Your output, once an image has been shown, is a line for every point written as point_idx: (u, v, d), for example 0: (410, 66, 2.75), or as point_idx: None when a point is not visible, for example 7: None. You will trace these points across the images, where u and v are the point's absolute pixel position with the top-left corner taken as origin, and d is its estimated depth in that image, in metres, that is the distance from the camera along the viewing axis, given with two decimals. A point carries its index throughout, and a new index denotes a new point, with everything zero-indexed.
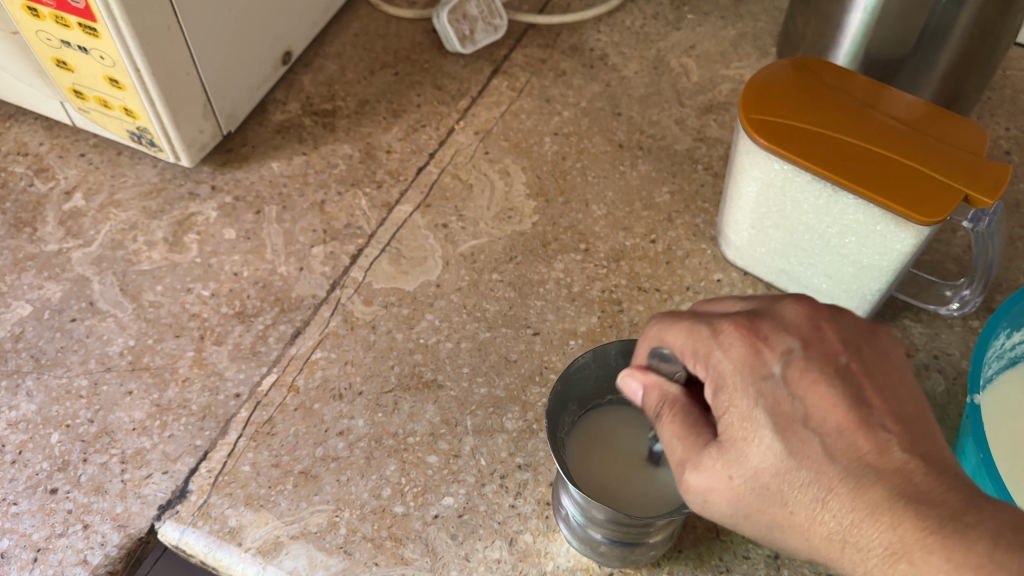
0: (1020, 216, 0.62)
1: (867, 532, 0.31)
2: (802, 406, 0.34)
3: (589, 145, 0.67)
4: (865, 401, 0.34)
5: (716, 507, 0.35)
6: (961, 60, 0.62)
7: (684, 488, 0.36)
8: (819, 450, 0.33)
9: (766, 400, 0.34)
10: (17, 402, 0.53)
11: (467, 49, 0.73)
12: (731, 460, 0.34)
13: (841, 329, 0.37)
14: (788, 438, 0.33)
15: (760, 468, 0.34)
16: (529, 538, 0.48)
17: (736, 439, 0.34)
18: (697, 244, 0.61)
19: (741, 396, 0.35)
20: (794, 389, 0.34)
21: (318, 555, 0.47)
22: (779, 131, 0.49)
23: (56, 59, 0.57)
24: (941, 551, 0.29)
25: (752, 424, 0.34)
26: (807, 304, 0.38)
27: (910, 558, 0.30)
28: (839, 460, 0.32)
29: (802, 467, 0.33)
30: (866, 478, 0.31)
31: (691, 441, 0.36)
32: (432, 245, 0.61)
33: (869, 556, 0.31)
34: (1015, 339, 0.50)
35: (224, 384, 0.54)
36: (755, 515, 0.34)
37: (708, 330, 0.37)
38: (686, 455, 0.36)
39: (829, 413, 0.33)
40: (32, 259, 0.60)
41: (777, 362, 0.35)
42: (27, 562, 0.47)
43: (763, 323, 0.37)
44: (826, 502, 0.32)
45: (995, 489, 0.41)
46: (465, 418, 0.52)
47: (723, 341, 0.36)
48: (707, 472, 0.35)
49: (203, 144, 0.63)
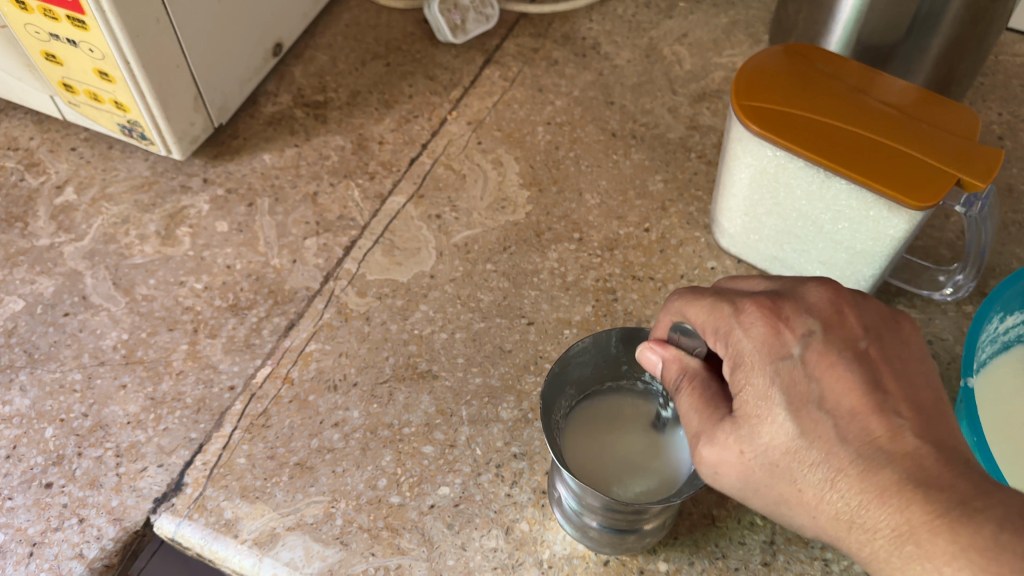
0: (1012, 201, 0.62)
1: (874, 513, 0.31)
2: (818, 388, 0.34)
3: (582, 134, 0.67)
4: (881, 385, 0.34)
5: (726, 481, 0.36)
6: (953, 45, 0.62)
7: (696, 460, 0.37)
8: (832, 431, 0.33)
9: (782, 381, 0.34)
10: (11, 396, 0.52)
11: (459, 39, 0.73)
12: (743, 437, 0.35)
13: (864, 314, 0.37)
14: (802, 418, 0.34)
15: (771, 446, 0.34)
16: (525, 526, 0.48)
17: (750, 417, 0.35)
18: (691, 233, 0.61)
19: (757, 375, 0.35)
20: (811, 370, 0.34)
21: (314, 545, 0.47)
22: (772, 118, 0.49)
23: (45, 52, 0.56)
24: (946, 534, 0.29)
25: (767, 403, 0.34)
26: (832, 287, 0.37)
27: (917, 539, 0.30)
28: (851, 442, 0.33)
29: (813, 446, 0.33)
30: (876, 461, 0.32)
31: (707, 415, 0.37)
32: (425, 236, 0.61)
33: (875, 537, 0.31)
34: (1009, 322, 0.50)
35: (218, 376, 0.54)
36: (764, 490, 0.35)
37: (730, 308, 0.37)
38: (701, 428, 0.37)
39: (845, 396, 0.33)
40: (24, 254, 0.59)
41: (796, 344, 0.35)
42: (23, 557, 0.47)
43: (785, 304, 0.37)
44: (835, 482, 0.32)
45: (989, 472, 0.41)
46: (460, 408, 0.52)
47: (743, 320, 0.37)
48: (719, 446, 0.35)
49: (194, 138, 0.63)
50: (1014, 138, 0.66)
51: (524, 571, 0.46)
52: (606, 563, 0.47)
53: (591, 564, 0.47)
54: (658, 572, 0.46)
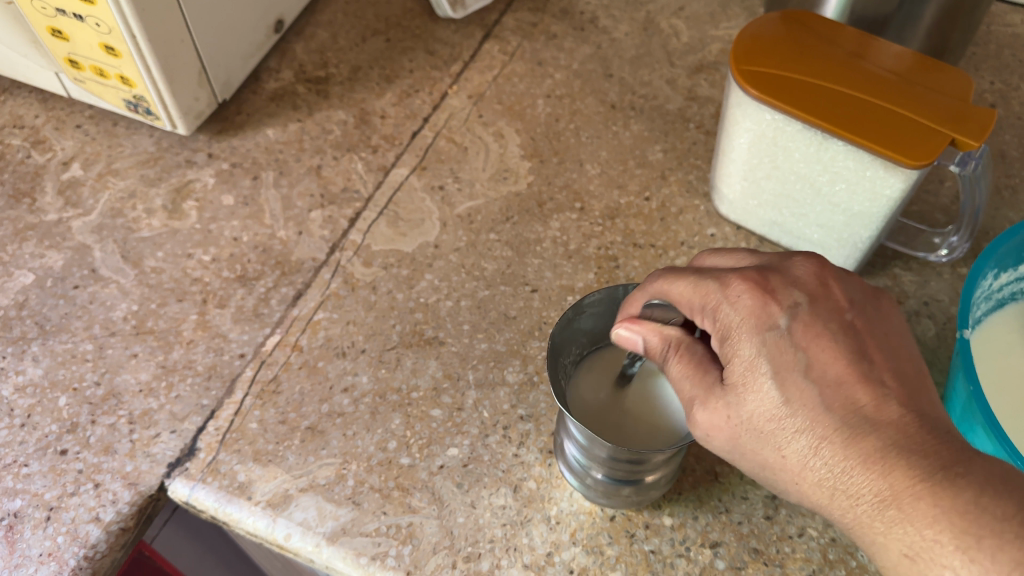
0: (1005, 167, 0.63)
1: (858, 479, 0.33)
2: (805, 356, 0.35)
3: (582, 107, 0.68)
4: (865, 355, 0.36)
5: (716, 444, 0.37)
6: (946, 13, 0.63)
7: (689, 424, 0.38)
8: (817, 399, 0.34)
9: (769, 350, 0.36)
10: (23, 366, 0.53)
11: (458, 14, 0.73)
12: (731, 404, 0.36)
13: (847, 288, 0.39)
14: (787, 386, 0.35)
15: (756, 413, 0.35)
16: (533, 484, 0.49)
17: (737, 385, 0.36)
18: (690, 201, 0.62)
19: (745, 344, 0.36)
20: (798, 341, 0.36)
21: (327, 506, 0.48)
22: (771, 82, 0.50)
23: (51, 28, 0.57)
24: (929, 497, 0.31)
25: (755, 372, 0.36)
26: (816, 262, 0.40)
27: (899, 504, 0.31)
28: (836, 411, 0.34)
29: (798, 414, 0.34)
30: (861, 429, 0.33)
31: (701, 377, 0.38)
32: (429, 207, 0.62)
33: (858, 503, 0.33)
34: (1002, 280, 0.51)
35: (228, 345, 0.55)
36: (749, 454, 0.36)
37: (716, 283, 0.39)
38: (695, 392, 0.38)
39: (830, 364, 0.35)
40: (32, 229, 0.60)
41: (782, 316, 0.36)
42: (40, 521, 0.47)
43: (772, 277, 0.38)
44: (819, 449, 0.34)
45: (986, 420, 0.42)
46: (467, 372, 0.53)
47: (731, 293, 0.38)
48: (711, 410, 0.37)
49: (198, 113, 0.64)
50: (1006, 106, 0.67)
51: (532, 527, 0.47)
52: (612, 518, 0.48)
53: (597, 519, 0.48)
54: (663, 526, 0.47)
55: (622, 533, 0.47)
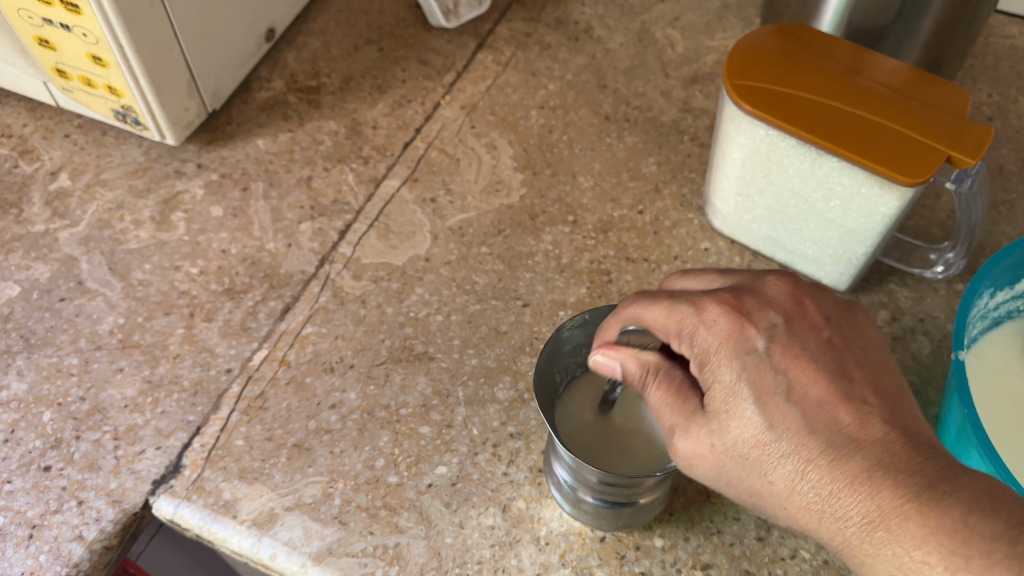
0: (1002, 181, 0.63)
1: (845, 501, 0.32)
2: (785, 379, 0.35)
3: (575, 118, 0.67)
4: (844, 373, 0.35)
5: (696, 477, 0.37)
6: (943, 26, 0.62)
7: (671, 454, 0.37)
8: (799, 422, 0.34)
9: (750, 374, 0.35)
10: (8, 380, 0.53)
11: (451, 23, 0.73)
12: (714, 430, 0.35)
13: (822, 305, 0.38)
14: (769, 410, 0.34)
15: (740, 439, 0.35)
16: (522, 504, 0.48)
17: (719, 412, 0.35)
18: (684, 215, 0.61)
19: (725, 370, 0.35)
20: (777, 363, 0.35)
21: (313, 525, 0.47)
22: (765, 98, 0.49)
23: (38, 37, 0.56)
24: (917, 518, 0.30)
25: (736, 398, 0.35)
26: (789, 280, 0.39)
27: (888, 525, 0.31)
28: (819, 432, 0.33)
29: (782, 439, 0.34)
30: (845, 449, 0.33)
31: (680, 406, 0.36)
32: (420, 220, 0.61)
33: (848, 524, 0.32)
34: (998, 299, 0.51)
35: (215, 359, 0.54)
36: (734, 483, 0.36)
37: (690, 308, 0.37)
38: (675, 422, 0.37)
39: (810, 386, 0.34)
40: (19, 240, 0.59)
41: (760, 338, 0.36)
42: (23, 539, 0.47)
43: (746, 299, 0.37)
44: (805, 473, 0.33)
45: (980, 444, 0.41)
46: (457, 389, 0.53)
47: (706, 317, 0.37)
48: (694, 438, 0.36)
49: (188, 123, 0.63)
50: (1003, 119, 0.67)
51: (521, 548, 0.47)
52: (603, 539, 0.47)
53: (587, 541, 0.47)
54: (654, 548, 0.47)
55: (613, 555, 0.46)
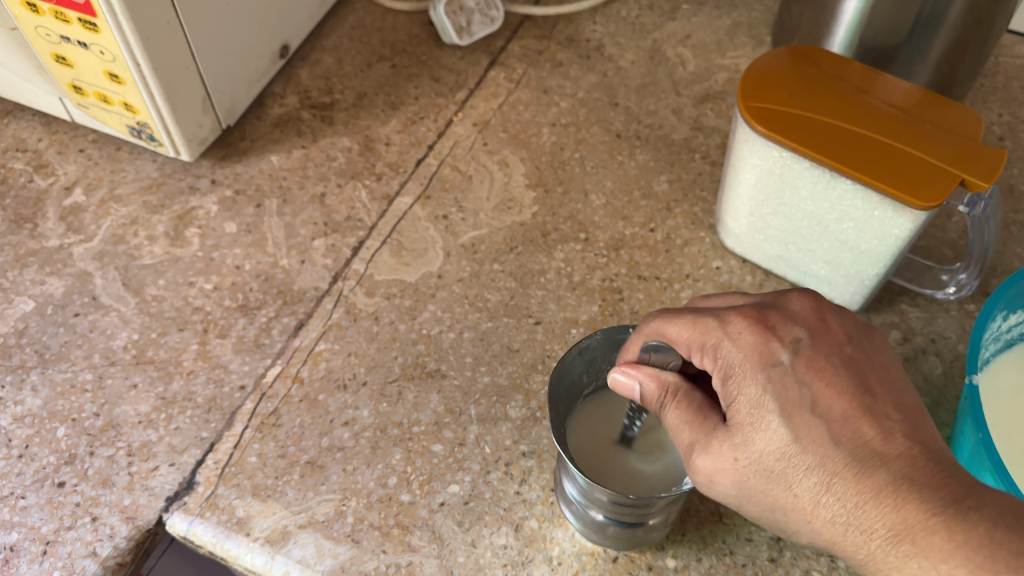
0: (1013, 202, 0.63)
1: (870, 514, 0.32)
2: (810, 393, 0.35)
3: (587, 136, 0.68)
4: (868, 389, 0.35)
5: (720, 490, 0.36)
6: (954, 47, 0.62)
7: (690, 471, 0.37)
8: (824, 435, 0.34)
9: (774, 386, 0.35)
10: (22, 396, 0.53)
11: (464, 41, 0.73)
12: (738, 444, 0.35)
13: (844, 322, 0.38)
14: (795, 422, 0.34)
15: (766, 452, 0.35)
16: (534, 524, 0.48)
17: (743, 425, 0.35)
18: (695, 233, 0.62)
19: (750, 382, 0.36)
20: (802, 377, 0.35)
21: (326, 543, 0.47)
22: (779, 120, 0.49)
23: (56, 54, 0.57)
24: (943, 532, 0.31)
25: (762, 410, 0.35)
26: (812, 297, 0.39)
27: (913, 538, 0.31)
28: (845, 446, 0.34)
29: (808, 451, 0.34)
30: (870, 463, 0.33)
31: (698, 424, 0.37)
32: (433, 237, 0.61)
33: (872, 537, 0.32)
34: (1011, 321, 0.51)
35: (229, 376, 0.54)
36: (758, 497, 0.36)
37: (715, 321, 0.38)
38: (694, 438, 0.37)
39: (835, 400, 0.35)
40: (33, 255, 0.60)
41: (785, 351, 0.36)
42: (37, 555, 0.47)
43: (771, 313, 0.38)
44: (830, 486, 0.33)
45: (994, 468, 0.41)
46: (469, 407, 0.53)
47: (731, 331, 0.37)
48: (715, 454, 0.36)
49: (202, 139, 0.64)
50: (1014, 139, 0.67)
51: (534, 568, 0.47)
52: (615, 559, 0.47)
53: (600, 561, 0.47)
54: (666, 568, 0.47)
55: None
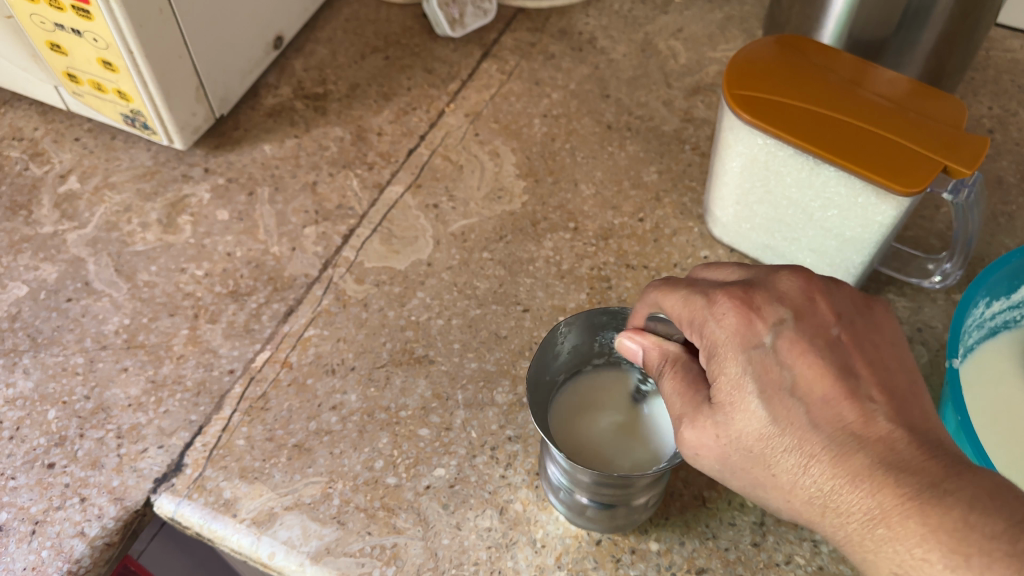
0: (1002, 193, 0.63)
1: (846, 497, 0.32)
2: (791, 375, 0.35)
3: (578, 126, 0.68)
4: (852, 371, 0.35)
5: (706, 463, 0.37)
6: (943, 39, 0.63)
7: (678, 444, 0.38)
8: (804, 417, 0.34)
9: (754, 369, 0.35)
10: (14, 379, 0.53)
11: (457, 32, 0.74)
12: (719, 423, 0.35)
13: (836, 302, 0.37)
14: (773, 404, 0.34)
15: (745, 432, 0.35)
16: (519, 506, 0.48)
17: (725, 404, 0.36)
18: (684, 223, 0.62)
19: (731, 363, 0.36)
20: (783, 358, 0.35)
21: (312, 525, 0.48)
22: (763, 108, 0.50)
23: (50, 42, 0.58)
24: (917, 516, 0.30)
25: (740, 391, 0.35)
26: (803, 275, 0.38)
27: (888, 522, 0.31)
28: (823, 428, 0.33)
29: (787, 432, 0.34)
30: (848, 446, 0.33)
31: (690, 396, 0.37)
32: (423, 225, 0.62)
33: (848, 520, 0.32)
34: (994, 308, 0.51)
35: (218, 360, 0.55)
36: (741, 474, 0.36)
37: (703, 299, 0.38)
38: (684, 412, 0.37)
39: (817, 382, 0.34)
40: (27, 242, 0.60)
41: (768, 333, 0.36)
42: (25, 535, 0.47)
43: (757, 294, 0.37)
44: (809, 467, 0.33)
45: (973, 451, 0.41)
46: (456, 392, 0.53)
47: (715, 311, 0.37)
48: (699, 428, 0.36)
49: (195, 128, 0.64)
50: (1003, 131, 0.67)
51: (517, 550, 0.47)
52: (598, 542, 0.47)
53: (583, 544, 0.47)
54: (649, 551, 0.47)
55: (608, 558, 0.47)
